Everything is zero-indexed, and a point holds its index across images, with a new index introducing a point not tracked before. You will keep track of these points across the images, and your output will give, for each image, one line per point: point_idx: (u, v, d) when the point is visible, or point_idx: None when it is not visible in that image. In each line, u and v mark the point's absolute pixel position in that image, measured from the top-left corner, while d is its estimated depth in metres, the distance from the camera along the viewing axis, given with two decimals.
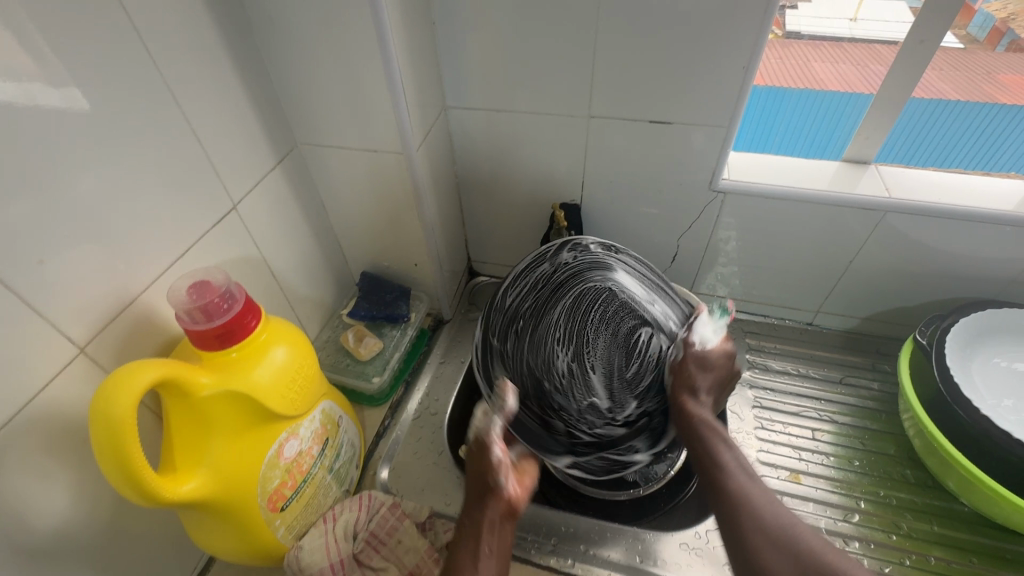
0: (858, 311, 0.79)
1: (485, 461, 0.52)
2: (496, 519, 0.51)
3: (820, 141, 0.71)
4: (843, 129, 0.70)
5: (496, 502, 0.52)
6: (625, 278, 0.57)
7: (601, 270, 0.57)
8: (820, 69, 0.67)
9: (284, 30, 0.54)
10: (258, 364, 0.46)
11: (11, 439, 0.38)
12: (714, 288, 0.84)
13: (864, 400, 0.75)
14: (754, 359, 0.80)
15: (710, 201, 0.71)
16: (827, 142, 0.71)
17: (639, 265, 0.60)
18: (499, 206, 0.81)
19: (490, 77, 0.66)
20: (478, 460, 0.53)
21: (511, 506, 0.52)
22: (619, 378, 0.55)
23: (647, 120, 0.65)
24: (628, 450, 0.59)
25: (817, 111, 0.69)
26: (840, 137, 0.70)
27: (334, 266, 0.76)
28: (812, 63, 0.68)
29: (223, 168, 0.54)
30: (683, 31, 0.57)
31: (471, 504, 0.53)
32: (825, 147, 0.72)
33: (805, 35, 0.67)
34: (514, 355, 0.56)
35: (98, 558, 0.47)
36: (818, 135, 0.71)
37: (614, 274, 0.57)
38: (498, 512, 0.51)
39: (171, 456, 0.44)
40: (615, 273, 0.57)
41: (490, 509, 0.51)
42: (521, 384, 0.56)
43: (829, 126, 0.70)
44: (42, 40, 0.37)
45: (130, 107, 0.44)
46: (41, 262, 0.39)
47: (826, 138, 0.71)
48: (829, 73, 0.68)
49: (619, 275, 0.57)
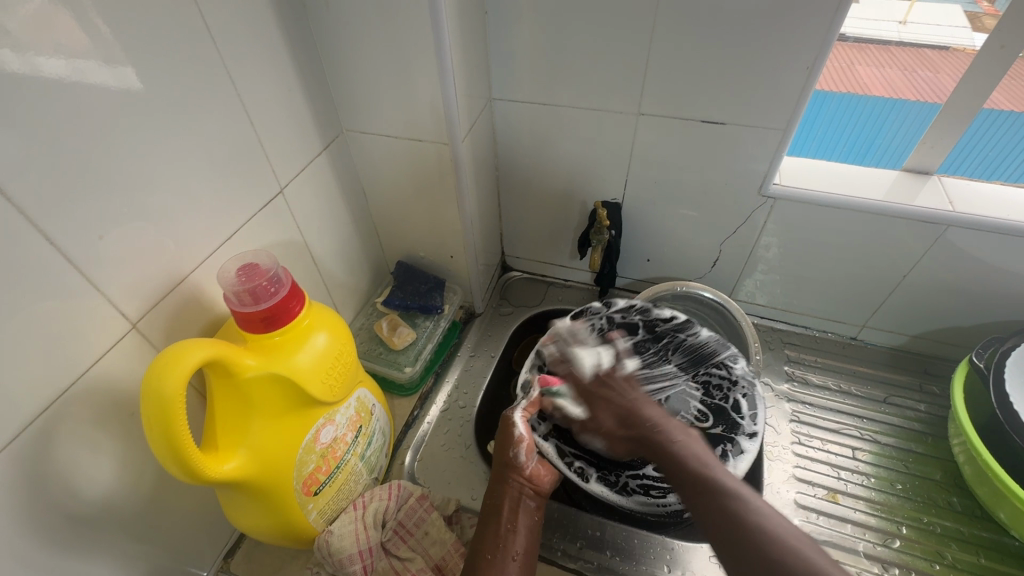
0: (906, 328, 0.76)
1: (508, 434, 0.59)
2: (512, 500, 0.55)
3: (858, 148, 0.70)
4: (885, 134, 0.69)
5: (518, 481, 0.57)
6: (726, 426, 0.61)
7: (706, 431, 0.62)
8: (864, 73, 0.68)
9: (338, 16, 0.54)
10: (299, 349, 0.46)
11: (65, 410, 0.40)
12: (754, 296, 0.82)
13: (909, 422, 0.72)
14: (794, 371, 0.77)
15: (759, 206, 0.69)
16: (866, 149, 0.70)
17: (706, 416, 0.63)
18: (538, 201, 0.80)
19: (539, 70, 0.65)
20: (503, 438, 0.59)
21: (531, 485, 0.57)
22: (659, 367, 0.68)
23: (697, 119, 0.63)
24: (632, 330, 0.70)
25: (859, 116, 0.69)
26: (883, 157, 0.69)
27: (370, 253, 0.77)
28: (855, 67, 0.68)
29: (273, 152, 0.54)
30: (743, 28, 0.55)
31: (492, 483, 0.57)
32: (863, 155, 0.70)
33: (850, 37, 0.63)
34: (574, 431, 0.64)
35: (140, 529, 0.48)
36: (856, 143, 0.70)
37: (718, 436, 0.61)
38: (522, 489, 0.56)
39: (212, 435, 0.44)
40: (721, 440, 0.60)
41: (512, 486, 0.56)
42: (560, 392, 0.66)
43: (871, 131, 0.69)
44: (99, 18, 0.36)
45: (186, 86, 0.44)
46: (99, 238, 0.40)
47: (866, 145, 0.70)
48: (872, 75, 0.69)
49: (719, 433, 0.61)
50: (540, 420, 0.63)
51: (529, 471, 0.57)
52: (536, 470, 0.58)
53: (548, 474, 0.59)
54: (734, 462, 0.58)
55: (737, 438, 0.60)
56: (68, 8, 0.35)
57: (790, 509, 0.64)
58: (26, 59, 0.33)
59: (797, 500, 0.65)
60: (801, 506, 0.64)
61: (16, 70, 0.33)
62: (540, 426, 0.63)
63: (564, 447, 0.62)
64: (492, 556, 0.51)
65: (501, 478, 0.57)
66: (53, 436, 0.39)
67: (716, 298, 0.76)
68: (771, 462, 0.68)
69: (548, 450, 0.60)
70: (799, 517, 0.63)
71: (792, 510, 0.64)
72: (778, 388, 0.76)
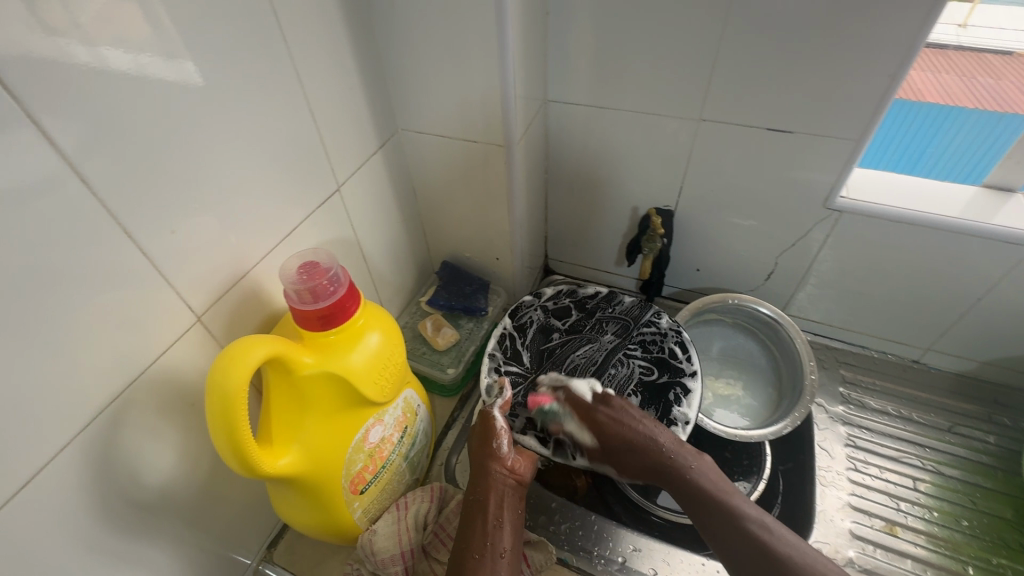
0: (977, 353, 0.71)
1: (489, 428, 0.59)
2: (498, 495, 0.56)
3: (909, 157, 0.65)
4: (938, 142, 0.64)
5: (501, 471, 0.57)
6: (672, 372, 0.65)
7: (656, 383, 0.64)
8: (917, 77, 0.61)
9: (403, 15, 0.53)
10: (354, 349, 0.46)
11: (134, 398, 0.41)
12: (809, 311, 0.78)
13: (977, 454, 0.67)
14: (849, 394, 0.74)
15: (822, 220, 0.66)
16: (917, 159, 0.65)
17: (651, 368, 0.66)
18: (586, 205, 0.79)
19: (597, 72, 0.63)
20: (482, 432, 0.60)
21: (514, 476, 0.58)
22: (595, 339, 0.68)
23: (763, 127, 0.61)
24: (568, 313, 0.71)
25: (909, 124, 0.63)
26: (937, 169, 0.64)
27: (417, 252, 0.77)
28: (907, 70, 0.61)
29: (333, 150, 0.55)
30: (821, 32, 0.52)
31: (475, 478, 0.57)
32: (913, 165, 0.65)
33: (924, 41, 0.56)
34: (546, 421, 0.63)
35: (195, 516, 0.49)
36: (906, 151, 0.65)
37: (667, 383, 0.64)
38: (505, 480, 0.57)
39: (269, 430, 0.45)
40: (670, 386, 0.64)
41: (495, 478, 0.57)
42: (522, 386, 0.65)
43: (922, 139, 0.64)
44: (167, 16, 0.36)
45: (254, 82, 0.44)
46: (173, 232, 0.41)
47: (917, 154, 0.65)
48: (927, 81, 0.61)
49: (668, 380, 0.64)
50: (514, 417, 0.63)
51: (510, 462, 0.58)
52: (517, 460, 0.59)
53: (527, 462, 0.59)
54: (687, 400, 0.62)
55: (683, 380, 0.64)
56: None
57: (845, 539, 0.61)
58: (94, 52, 0.33)
59: (852, 530, 0.62)
60: (856, 538, 0.61)
61: (88, 63, 0.33)
62: (515, 422, 0.63)
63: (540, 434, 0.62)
64: (479, 555, 0.52)
65: (483, 470, 0.57)
66: (122, 422, 0.40)
67: (773, 315, 0.73)
68: (824, 488, 0.65)
69: (529, 441, 0.61)
70: (854, 549, 0.61)
71: (847, 540, 0.61)
72: (833, 410, 0.72)
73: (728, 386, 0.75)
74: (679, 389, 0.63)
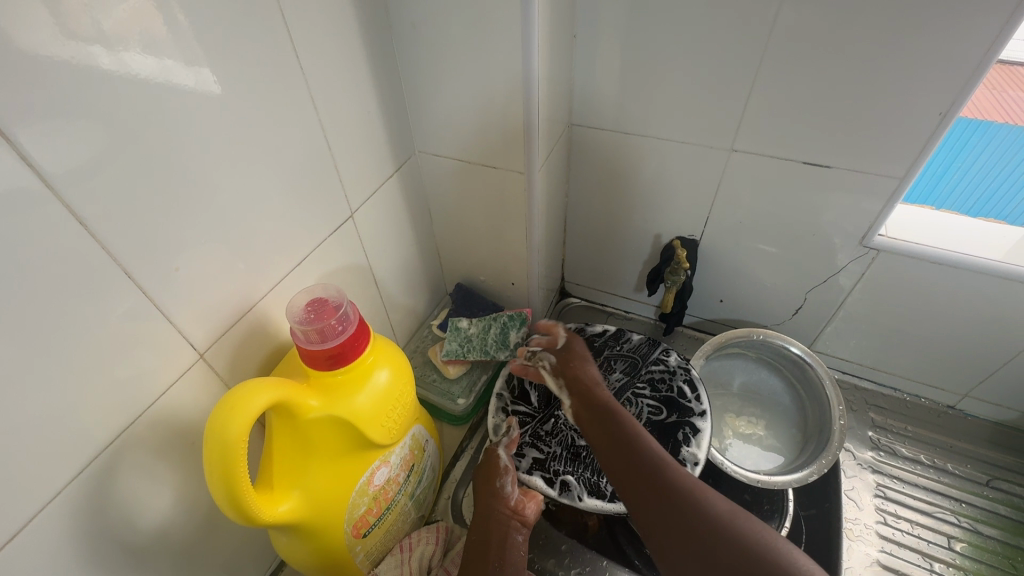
0: (1019, 403, 0.66)
1: (494, 467, 0.58)
2: (499, 531, 0.53)
3: (932, 174, 0.60)
4: (964, 162, 0.58)
5: (507, 513, 0.55)
6: (680, 413, 0.62)
7: (664, 423, 0.62)
8: None
9: (424, 37, 0.51)
10: (361, 389, 0.44)
11: (132, 440, 0.39)
12: (838, 350, 0.74)
13: (1019, 513, 0.63)
14: (879, 440, 0.70)
15: (857, 257, 0.62)
16: (940, 176, 0.60)
17: (659, 407, 0.64)
18: (606, 230, 0.76)
19: (625, 96, 0.61)
20: (486, 472, 0.58)
21: (518, 516, 0.55)
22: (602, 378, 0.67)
23: (798, 160, 0.57)
24: None
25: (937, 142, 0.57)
26: (958, 190, 0.60)
27: (430, 274, 0.75)
28: None
29: (348, 175, 0.53)
30: (869, 64, 0.49)
31: (477, 519, 0.55)
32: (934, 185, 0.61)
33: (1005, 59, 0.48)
34: (555, 459, 0.60)
35: (190, 555, 0.47)
36: (930, 170, 0.60)
37: (676, 423, 0.62)
38: (507, 522, 0.54)
39: (268, 475, 0.42)
40: (679, 426, 0.61)
41: (498, 521, 0.54)
42: (529, 426, 0.63)
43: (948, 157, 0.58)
44: (185, 18, 0.34)
45: (264, 108, 0.42)
46: (175, 270, 0.39)
47: (941, 171, 0.60)
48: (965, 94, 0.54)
49: (676, 420, 0.62)
50: (520, 457, 0.61)
51: (513, 502, 0.55)
52: (523, 499, 0.56)
53: (534, 503, 0.57)
54: (696, 441, 0.60)
55: (693, 421, 0.61)
56: (156, 18, 0.33)
57: None
58: (116, 57, 0.31)
59: None
60: None
61: (112, 69, 0.31)
62: (521, 463, 0.60)
63: (548, 471, 0.59)
64: None
65: (487, 510, 0.55)
66: (117, 466, 0.38)
67: (803, 355, 0.69)
68: (851, 542, 0.62)
69: (536, 482, 0.58)
70: None
71: None
72: (862, 457, 0.69)
73: (750, 425, 0.71)
74: (689, 429, 0.61)
